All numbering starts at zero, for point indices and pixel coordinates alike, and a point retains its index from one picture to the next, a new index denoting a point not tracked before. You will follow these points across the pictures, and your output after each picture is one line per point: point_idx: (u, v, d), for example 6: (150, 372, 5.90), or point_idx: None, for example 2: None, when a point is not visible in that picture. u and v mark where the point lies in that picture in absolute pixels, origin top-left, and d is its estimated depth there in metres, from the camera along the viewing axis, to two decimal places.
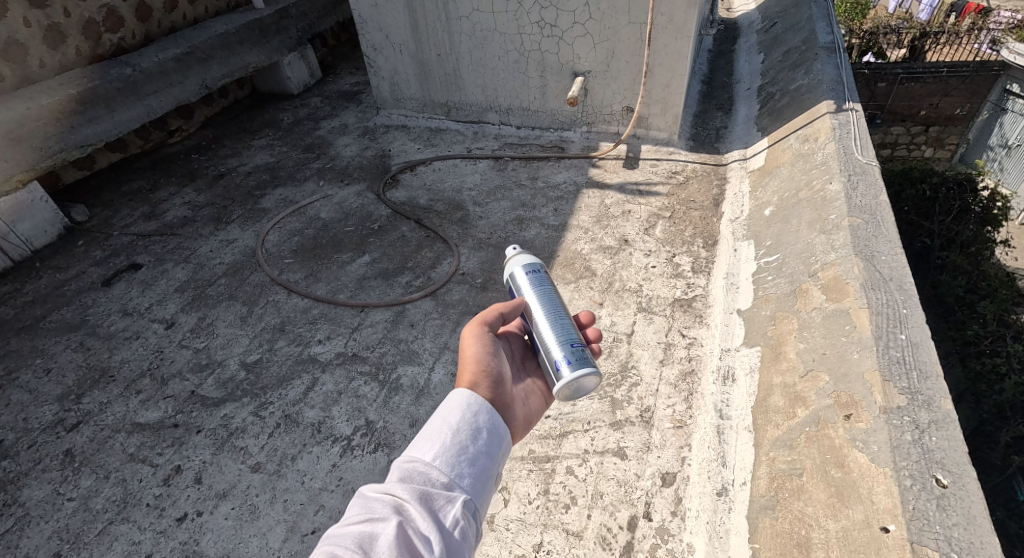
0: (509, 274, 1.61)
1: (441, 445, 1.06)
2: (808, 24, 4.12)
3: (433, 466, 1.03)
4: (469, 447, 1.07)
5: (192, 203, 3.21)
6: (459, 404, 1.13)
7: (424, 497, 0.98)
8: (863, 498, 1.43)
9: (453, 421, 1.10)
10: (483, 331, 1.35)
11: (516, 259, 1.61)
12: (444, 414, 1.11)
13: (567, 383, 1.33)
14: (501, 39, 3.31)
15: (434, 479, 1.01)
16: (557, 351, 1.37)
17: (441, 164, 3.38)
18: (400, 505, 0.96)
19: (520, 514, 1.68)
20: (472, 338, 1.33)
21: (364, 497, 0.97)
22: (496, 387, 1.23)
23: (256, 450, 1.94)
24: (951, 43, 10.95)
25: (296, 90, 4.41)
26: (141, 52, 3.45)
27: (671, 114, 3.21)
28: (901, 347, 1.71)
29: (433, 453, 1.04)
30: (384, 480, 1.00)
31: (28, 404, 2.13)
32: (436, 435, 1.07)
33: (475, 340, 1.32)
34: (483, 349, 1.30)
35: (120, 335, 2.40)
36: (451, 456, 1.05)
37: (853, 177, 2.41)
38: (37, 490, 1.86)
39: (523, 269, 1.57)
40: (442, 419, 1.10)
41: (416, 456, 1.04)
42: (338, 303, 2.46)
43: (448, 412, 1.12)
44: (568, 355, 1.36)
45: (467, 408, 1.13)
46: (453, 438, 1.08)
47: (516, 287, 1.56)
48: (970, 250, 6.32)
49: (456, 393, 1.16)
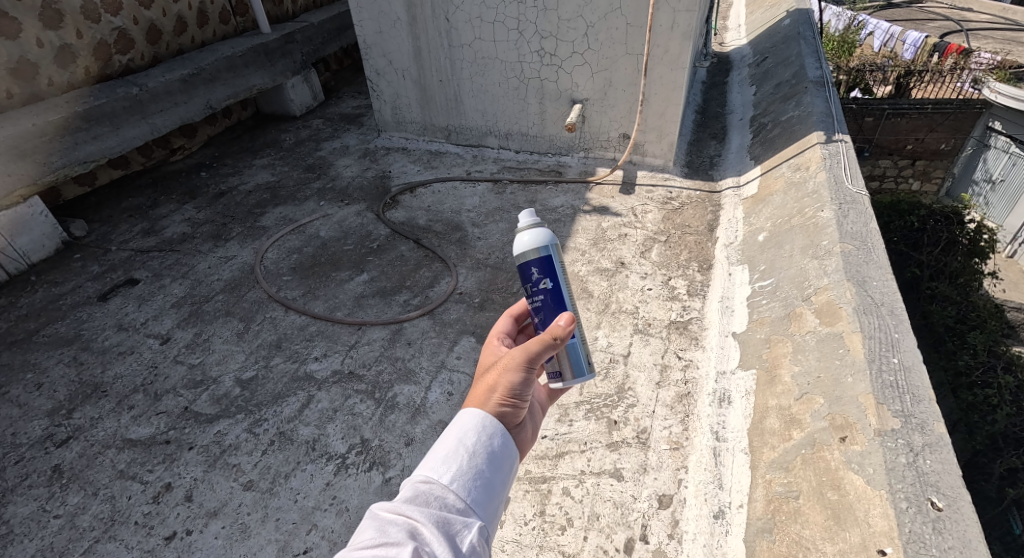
0: (526, 246, 1.39)
1: (456, 467, 1.05)
2: (797, 60, 4.27)
3: (448, 489, 1.02)
4: (484, 472, 1.06)
5: (192, 220, 3.23)
6: (475, 428, 1.10)
7: (439, 520, 0.97)
8: (859, 521, 1.44)
9: (469, 443, 1.08)
10: (530, 367, 1.22)
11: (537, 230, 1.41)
12: (460, 436, 1.09)
13: (561, 386, 1.43)
14: (502, 67, 3.40)
15: (448, 503, 1.00)
16: (563, 357, 1.40)
17: (441, 186, 3.43)
18: (416, 527, 0.95)
19: (515, 535, 1.66)
20: (511, 367, 1.20)
21: (377, 518, 0.96)
22: (519, 417, 1.19)
23: (248, 468, 1.91)
24: (935, 81, 11.35)
25: (298, 112, 4.49)
26: (149, 72, 3.51)
27: (667, 142, 3.28)
28: (894, 371, 1.73)
29: (448, 476, 1.03)
30: (398, 501, 0.99)
31: (17, 419, 2.10)
32: (452, 457, 1.06)
33: (515, 368, 1.20)
34: (525, 382, 1.20)
35: (114, 350, 2.38)
36: (466, 480, 1.04)
37: (844, 206, 2.47)
38: (23, 507, 1.83)
39: (543, 244, 1.38)
40: (458, 442, 1.08)
41: (430, 476, 1.03)
42: (336, 321, 2.46)
43: (464, 435, 1.09)
44: (570, 361, 1.41)
45: (483, 429, 1.11)
46: (469, 461, 1.06)
47: (534, 269, 1.38)
48: (959, 280, 6.49)
49: (469, 413, 1.13)
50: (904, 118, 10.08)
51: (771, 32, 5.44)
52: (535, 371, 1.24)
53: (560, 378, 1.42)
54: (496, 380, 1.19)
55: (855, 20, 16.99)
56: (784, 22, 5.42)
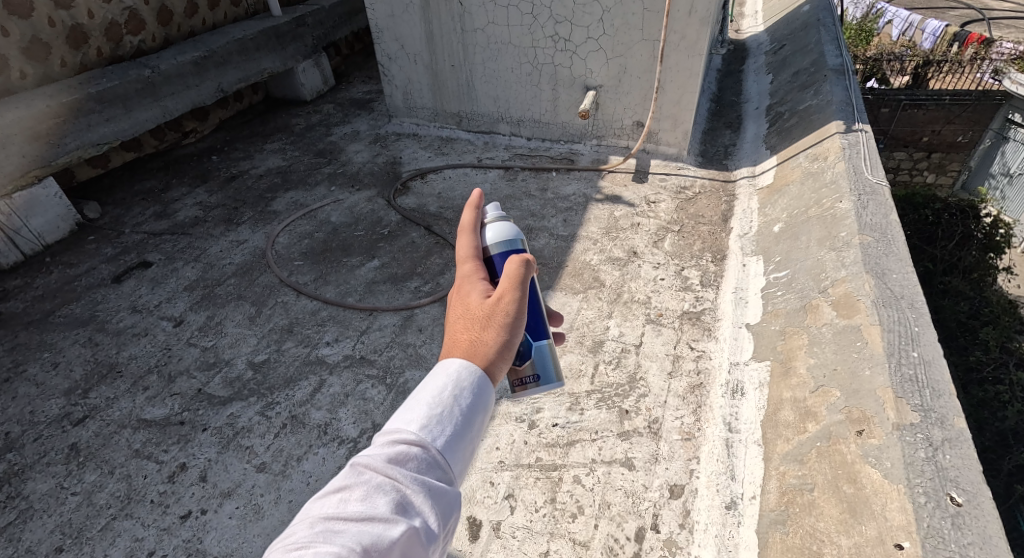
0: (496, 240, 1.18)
1: (451, 429, 0.85)
2: (817, 47, 4.18)
3: (442, 453, 0.84)
4: (477, 433, 0.88)
5: (204, 204, 3.23)
6: (468, 383, 0.89)
7: (433, 488, 0.81)
8: (876, 514, 1.43)
9: (464, 402, 0.87)
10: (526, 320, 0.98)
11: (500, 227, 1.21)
12: (456, 391, 0.88)
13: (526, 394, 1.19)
14: (515, 52, 3.36)
15: (441, 469, 0.83)
16: (531, 360, 1.16)
17: (452, 173, 3.41)
18: (405, 496, 0.79)
19: (526, 522, 1.67)
20: (506, 321, 0.95)
21: (360, 480, 0.79)
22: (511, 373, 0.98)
23: (261, 450, 1.93)
24: (953, 72, 11.13)
25: (308, 96, 4.46)
26: (161, 54, 3.49)
27: (682, 130, 3.23)
28: (913, 365, 1.71)
29: (442, 440, 0.84)
30: (384, 463, 0.80)
31: (35, 398, 2.13)
32: (447, 416, 0.86)
33: (508, 322, 0.95)
34: (520, 335, 0.98)
35: (129, 331, 2.40)
36: (462, 444, 0.86)
37: (863, 197, 2.43)
38: (41, 483, 1.85)
39: (513, 238, 1.19)
40: (451, 399, 0.87)
41: (421, 437, 0.83)
42: (348, 306, 2.47)
43: (458, 389, 0.88)
44: (540, 365, 1.17)
45: (478, 387, 0.89)
46: (466, 422, 0.87)
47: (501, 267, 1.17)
48: (972, 276, 6.50)
49: (464, 366, 0.91)
50: (920, 109, 9.93)
51: (789, 18, 5.33)
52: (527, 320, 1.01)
53: (529, 385, 1.18)
54: (491, 336, 0.94)
55: (873, 8, 16.66)
56: (803, 9, 5.30)
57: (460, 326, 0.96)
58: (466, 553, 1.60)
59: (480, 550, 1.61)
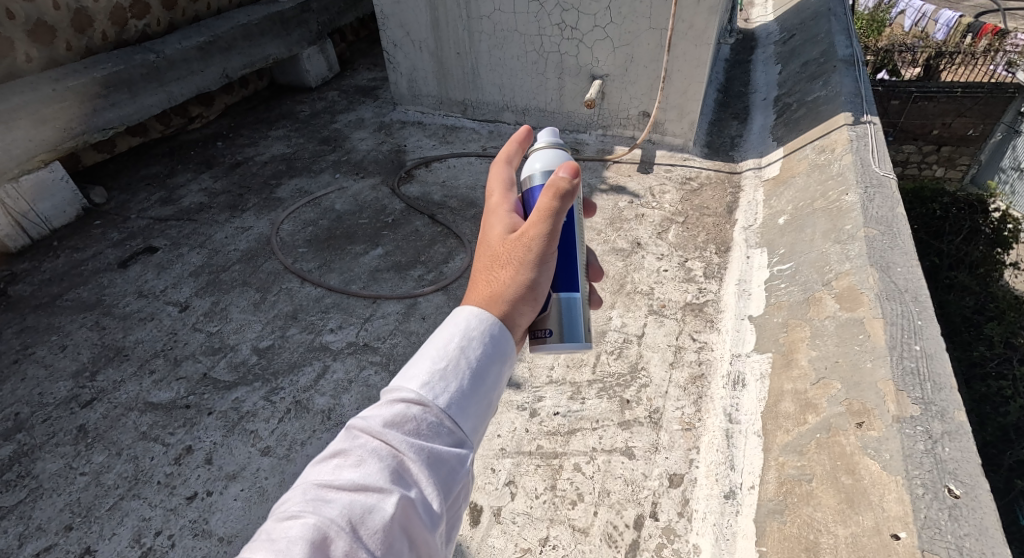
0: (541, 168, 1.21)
1: (456, 386, 0.86)
2: (827, 37, 4.13)
3: (443, 414, 0.84)
4: (483, 392, 0.88)
5: (209, 190, 3.24)
6: (477, 334, 0.90)
7: (431, 454, 0.81)
8: (873, 505, 1.44)
9: (470, 357, 0.88)
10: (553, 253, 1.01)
11: (548, 158, 1.23)
12: (462, 346, 0.89)
13: (542, 349, 1.15)
14: (521, 40, 3.33)
15: (443, 431, 0.83)
16: (555, 312, 1.14)
17: (456, 161, 3.41)
18: (401, 462, 0.80)
19: (526, 508, 1.69)
20: (528, 259, 0.99)
21: (355, 445, 0.81)
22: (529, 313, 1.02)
23: (265, 434, 1.95)
24: (966, 64, 10.99)
25: (313, 83, 4.44)
26: (165, 38, 3.48)
27: (687, 121, 3.21)
28: (915, 358, 1.71)
29: (445, 398, 0.84)
30: (382, 426, 0.81)
31: (43, 379, 2.16)
32: (451, 374, 0.86)
33: (530, 263, 0.99)
34: (541, 274, 1.01)
35: (135, 316, 2.42)
36: (466, 403, 0.86)
37: (869, 189, 2.41)
38: (51, 463, 1.89)
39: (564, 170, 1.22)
40: (458, 351, 0.88)
41: (423, 396, 0.84)
42: (351, 294, 2.48)
43: (466, 342, 0.89)
44: (563, 318, 1.15)
45: (486, 339, 0.90)
46: (470, 378, 0.87)
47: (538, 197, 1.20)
48: (979, 271, 6.44)
49: (476, 316, 0.92)
50: (930, 101, 9.80)
51: (799, 7, 5.26)
52: (551, 257, 1.04)
53: (545, 339, 1.14)
54: (512, 276, 0.98)
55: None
56: None
57: (485, 262, 1.01)
58: (467, 538, 1.62)
59: (480, 535, 1.63)
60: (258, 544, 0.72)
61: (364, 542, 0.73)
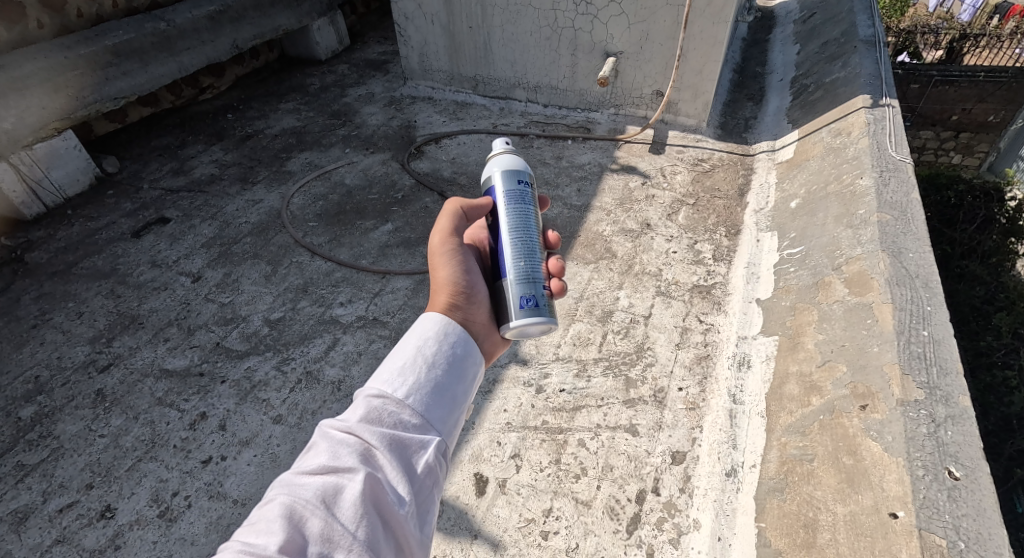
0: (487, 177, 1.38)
1: (414, 380, 0.96)
2: (848, 16, 4.04)
3: (404, 405, 0.93)
4: (442, 383, 0.98)
5: (220, 162, 3.26)
6: (432, 335, 1.02)
7: (396, 440, 0.89)
8: (873, 485, 1.46)
9: (427, 353, 0.99)
10: (456, 247, 1.25)
11: (494, 165, 1.39)
12: (418, 345, 1.00)
13: (512, 329, 1.21)
14: (535, 15, 3.28)
15: (405, 419, 0.92)
16: (508, 295, 1.23)
17: (466, 138, 3.39)
18: (368, 450, 0.87)
19: (531, 480, 1.73)
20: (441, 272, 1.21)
21: (327, 437, 0.88)
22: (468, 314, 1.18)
23: (277, 403, 1.99)
24: (991, 47, 10.70)
25: (323, 56, 4.40)
26: (175, 6, 3.42)
27: (702, 101, 3.16)
28: (923, 343, 1.72)
29: (405, 390, 0.94)
30: (349, 419, 0.90)
31: (62, 344, 2.21)
32: (409, 369, 0.97)
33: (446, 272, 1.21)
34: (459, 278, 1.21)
35: (149, 285, 2.46)
36: (425, 395, 0.95)
37: (885, 173, 2.39)
38: (71, 425, 1.94)
39: (508, 171, 1.36)
40: (416, 351, 0.99)
41: (384, 390, 0.94)
42: (361, 269, 2.50)
43: (422, 342, 1.01)
44: (517, 299, 1.22)
45: (442, 337, 1.02)
46: (428, 373, 0.97)
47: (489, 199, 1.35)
48: (990, 260, 6.42)
49: (431, 319, 1.04)
50: (952, 86, 9.73)
51: None
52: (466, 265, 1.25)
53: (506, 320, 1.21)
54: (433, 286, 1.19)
55: None
56: None
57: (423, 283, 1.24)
58: (472, 507, 1.67)
59: (486, 505, 1.68)
60: (242, 529, 0.78)
61: (339, 518, 0.78)
